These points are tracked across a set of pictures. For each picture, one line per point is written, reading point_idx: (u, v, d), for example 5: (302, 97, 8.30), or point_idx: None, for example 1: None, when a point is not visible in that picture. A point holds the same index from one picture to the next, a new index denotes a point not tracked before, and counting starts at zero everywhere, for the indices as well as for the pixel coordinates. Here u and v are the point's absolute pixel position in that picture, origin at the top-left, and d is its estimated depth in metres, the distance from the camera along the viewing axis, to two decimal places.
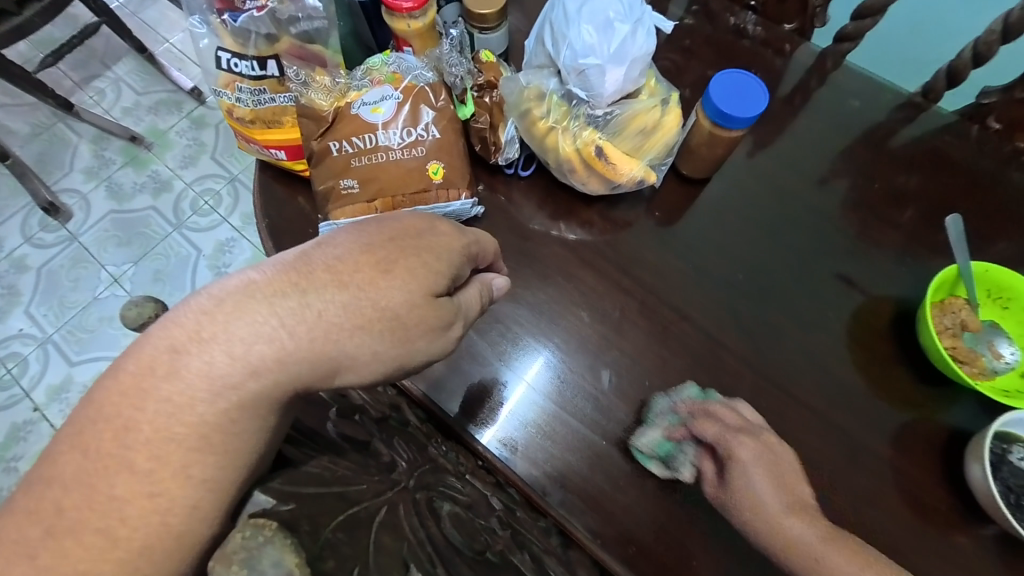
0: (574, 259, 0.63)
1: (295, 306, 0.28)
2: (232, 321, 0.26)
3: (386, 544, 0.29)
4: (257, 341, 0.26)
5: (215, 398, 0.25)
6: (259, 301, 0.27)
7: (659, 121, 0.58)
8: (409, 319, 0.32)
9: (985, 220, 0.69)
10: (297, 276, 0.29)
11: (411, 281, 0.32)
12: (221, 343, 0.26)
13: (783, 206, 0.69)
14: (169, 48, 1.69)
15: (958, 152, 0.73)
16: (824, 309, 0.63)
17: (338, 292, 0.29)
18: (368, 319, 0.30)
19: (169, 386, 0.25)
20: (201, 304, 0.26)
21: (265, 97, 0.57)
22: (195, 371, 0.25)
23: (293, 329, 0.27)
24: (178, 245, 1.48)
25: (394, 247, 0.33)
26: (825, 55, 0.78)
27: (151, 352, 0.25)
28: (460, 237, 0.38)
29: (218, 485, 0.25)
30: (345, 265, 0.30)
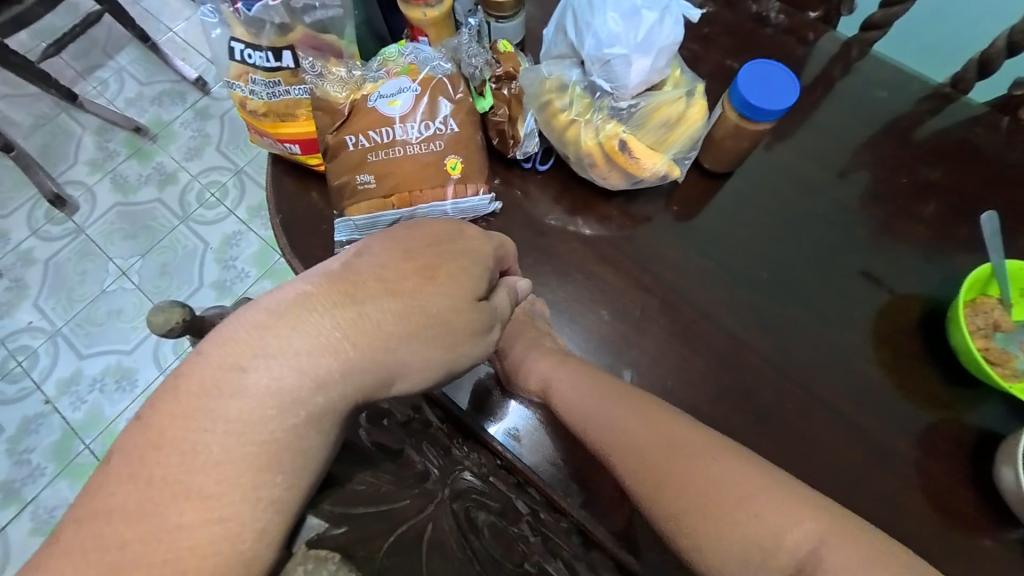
0: (593, 255, 0.61)
1: (352, 316, 0.27)
2: (293, 335, 0.25)
3: (434, 562, 0.31)
4: (319, 354, 0.25)
5: (283, 416, 0.25)
6: (318, 313, 0.26)
7: (684, 112, 0.56)
8: (457, 324, 0.31)
9: (1015, 215, 0.67)
10: (350, 287, 0.27)
11: (455, 287, 0.32)
12: (281, 359, 0.25)
13: (806, 201, 0.67)
14: (172, 37, 1.67)
15: (987, 145, 0.71)
16: (849, 307, 0.61)
17: (390, 301, 0.28)
18: (420, 326, 0.29)
19: (237, 405, 0.24)
20: (255, 319, 0.25)
21: (279, 89, 0.55)
22: (262, 387, 0.24)
23: (350, 339, 0.26)
24: (185, 238, 1.47)
25: (434, 253, 0.32)
26: (850, 44, 0.75)
27: (213, 369, 0.24)
28: (488, 240, 0.38)
29: (285, 506, 0.24)
30: (391, 272, 0.29)
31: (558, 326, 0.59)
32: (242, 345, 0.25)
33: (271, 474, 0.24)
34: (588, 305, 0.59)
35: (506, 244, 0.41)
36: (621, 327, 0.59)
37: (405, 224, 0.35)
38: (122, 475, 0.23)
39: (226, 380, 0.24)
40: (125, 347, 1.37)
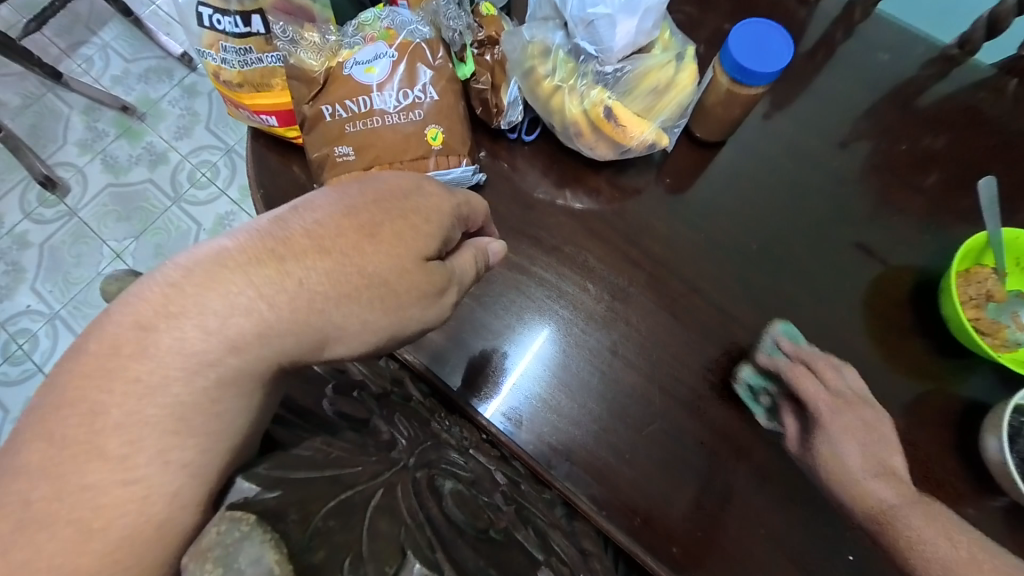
0: (581, 229, 0.60)
1: (273, 275, 0.26)
2: (204, 294, 0.24)
3: (378, 527, 0.25)
4: (233, 313, 0.25)
5: (190, 377, 0.24)
6: (232, 273, 0.25)
7: (673, 79, 0.54)
8: (400, 287, 0.31)
9: (1017, 182, 0.66)
10: (273, 244, 0.27)
11: (399, 247, 0.31)
12: (195, 316, 0.24)
13: (801, 171, 0.65)
14: (155, 11, 1.62)
15: (992, 110, 0.68)
16: (841, 278, 0.60)
17: (319, 259, 0.28)
18: (355, 287, 0.29)
19: (139, 364, 0.23)
20: (172, 278, 0.25)
21: (252, 57, 0.53)
22: (165, 347, 0.23)
23: (272, 300, 0.26)
24: (177, 219, 1.46)
25: (379, 210, 0.31)
26: (854, 4, 0.72)
27: (115, 329, 0.24)
28: (449, 198, 0.36)
29: (200, 471, 0.24)
30: (324, 231, 0.28)
31: (542, 299, 0.58)
32: (149, 302, 0.24)
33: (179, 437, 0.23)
34: (577, 280, 0.58)
35: (468, 198, 0.38)
36: (609, 302, 0.58)
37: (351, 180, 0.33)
38: (56, 455, 0.22)
39: (132, 332, 0.23)
40: None
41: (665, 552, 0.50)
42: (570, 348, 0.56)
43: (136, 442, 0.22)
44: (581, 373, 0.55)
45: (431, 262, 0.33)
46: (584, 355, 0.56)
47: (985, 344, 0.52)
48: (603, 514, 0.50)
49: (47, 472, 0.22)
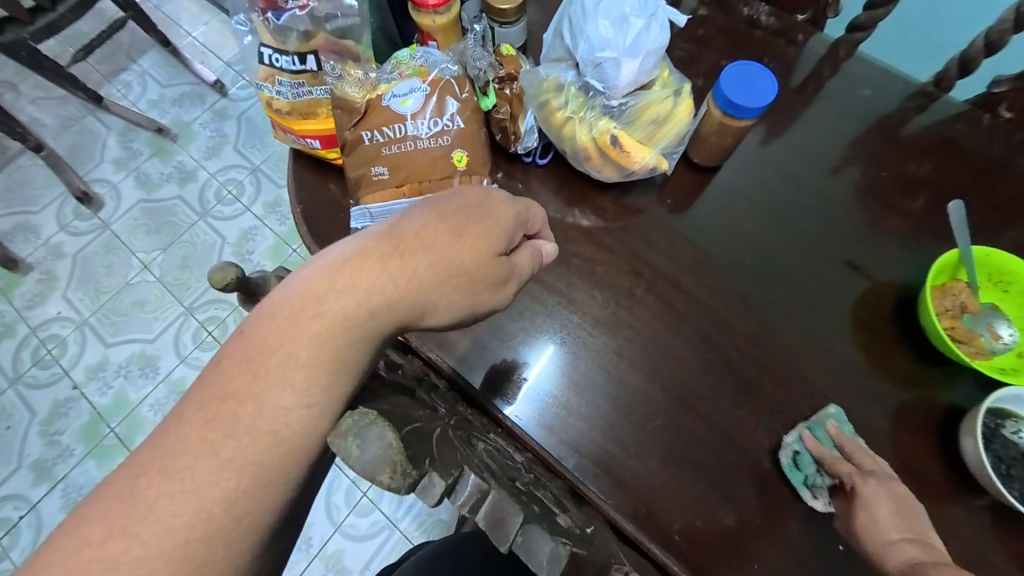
0: (590, 243, 0.66)
1: (396, 265, 0.34)
2: (355, 276, 0.33)
3: (442, 447, 0.30)
4: (373, 291, 0.33)
5: (348, 330, 0.32)
6: (372, 261, 0.34)
7: (672, 111, 0.61)
8: (478, 275, 0.38)
9: (992, 206, 0.71)
10: (395, 243, 0.35)
11: (478, 244, 0.38)
12: (347, 295, 0.32)
13: (792, 195, 0.71)
14: (192, 42, 1.76)
15: (968, 140, 0.74)
16: (829, 291, 0.65)
17: (425, 253, 0.36)
18: (448, 275, 0.36)
19: (316, 321, 0.31)
20: (328, 268, 0.33)
21: (303, 90, 0.60)
22: (335, 311, 0.32)
23: (396, 281, 0.34)
24: (204, 233, 1.55)
25: (463, 215, 0.38)
26: (837, 44, 0.79)
27: (298, 296, 0.32)
28: (514, 206, 0.42)
29: (297, 438, 0.29)
30: (428, 232, 0.36)
31: (553, 307, 0.63)
32: (316, 284, 0.32)
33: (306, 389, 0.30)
34: (583, 288, 0.64)
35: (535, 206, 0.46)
36: (614, 308, 0.63)
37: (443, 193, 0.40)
38: (206, 409, 0.29)
39: (304, 305, 0.32)
40: (149, 336, 1.45)
41: (666, 539, 0.54)
42: (579, 351, 0.61)
43: (293, 388, 0.30)
44: (590, 372, 0.60)
45: (503, 258, 0.40)
46: (592, 357, 0.61)
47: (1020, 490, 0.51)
48: (610, 504, 0.55)
49: (209, 408, 0.30)
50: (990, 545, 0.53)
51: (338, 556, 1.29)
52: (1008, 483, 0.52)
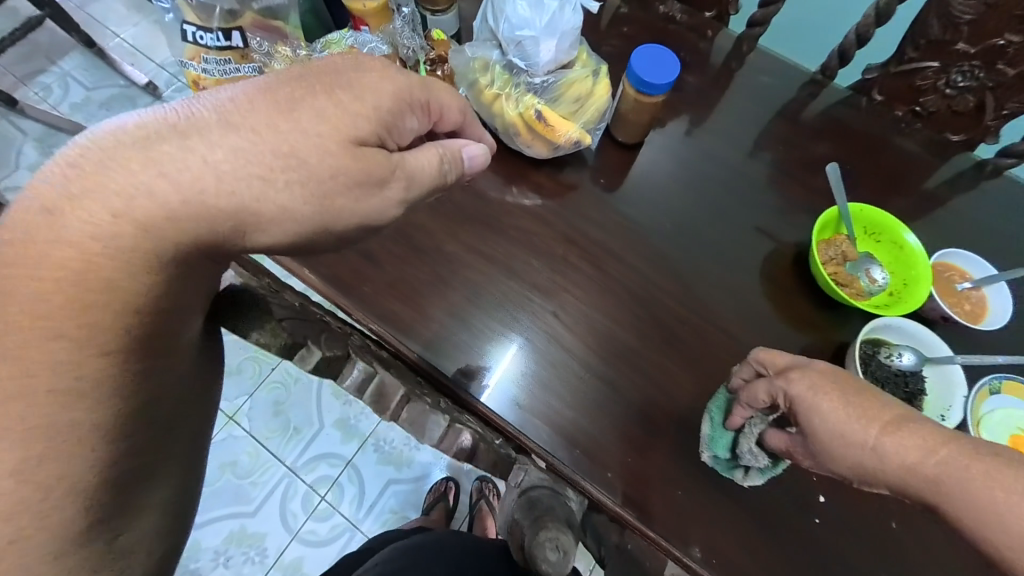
0: (525, 215, 0.70)
1: (182, 149, 0.35)
2: (141, 169, 0.34)
3: None
4: (147, 188, 0.34)
5: (106, 236, 0.34)
6: (155, 150, 0.35)
7: (591, 89, 0.66)
8: (323, 169, 0.39)
9: (875, 174, 0.81)
10: (192, 123, 0.36)
11: (317, 126, 0.38)
12: (129, 192, 0.34)
13: (706, 170, 0.79)
14: (120, 43, 1.68)
15: (854, 119, 0.84)
16: (741, 252, 0.73)
17: (247, 137, 0.36)
18: (272, 168, 0.37)
19: (70, 226, 0.34)
20: (103, 156, 0.35)
21: (231, 67, 0.61)
22: (93, 211, 0.34)
23: (182, 178, 0.35)
24: None
25: (303, 91, 0.39)
26: (741, 39, 0.89)
27: (61, 195, 0.34)
28: (394, 81, 0.42)
29: (80, 342, 0.34)
30: (243, 112, 0.37)
31: (493, 275, 0.66)
32: (70, 178, 0.34)
33: (85, 299, 0.34)
34: (520, 257, 0.68)
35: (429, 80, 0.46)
36: (549, 274, 0.67)
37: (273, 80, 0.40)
38: None
39: (58, 207, 0.34)
40: None
41: (600, 477, 0.57)
42: (518, 315, 0.65)
43: (64, 299, 0.34)
44: (528, 333, 0.64)
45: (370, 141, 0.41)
46: (531, 321, 0.64)
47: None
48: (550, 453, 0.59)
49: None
50: None
51: (297, 564, 1.26)
52: None
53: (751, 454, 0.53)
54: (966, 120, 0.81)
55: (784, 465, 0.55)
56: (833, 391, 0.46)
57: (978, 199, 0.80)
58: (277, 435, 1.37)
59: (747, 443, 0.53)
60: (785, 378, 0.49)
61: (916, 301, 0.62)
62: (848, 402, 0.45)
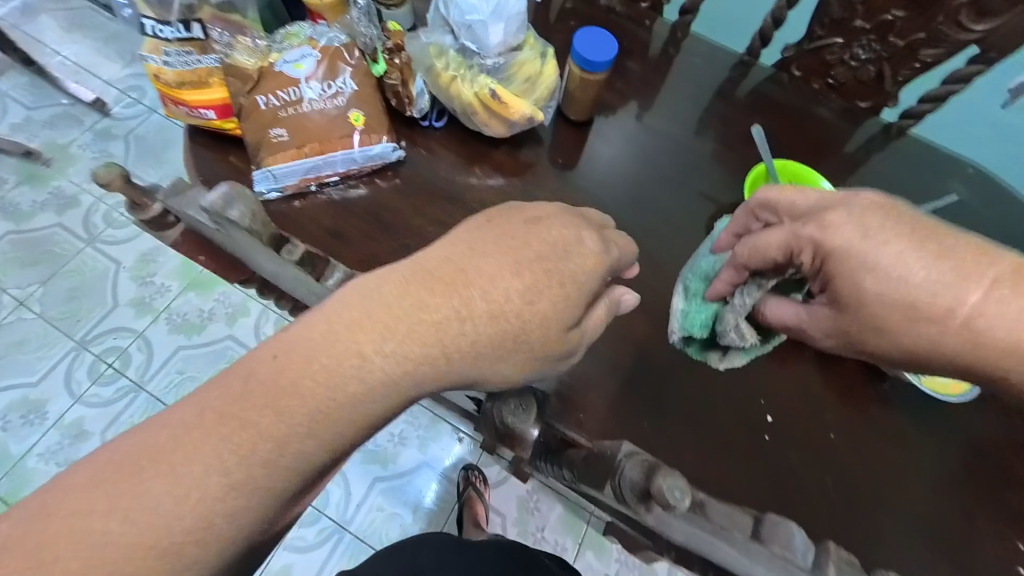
0: (488, 190, 0.75)
1: (447, 296, 0.41)
2: (377, 328, 0.38)
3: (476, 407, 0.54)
4: (409, 346, 0.39)
5: (374, 394, 0.38)
6: (401, 301, 0.40)
7: (540, 70, 0.72)
8: (536, 336, 0.43)
9: (801, 140, 0.90)
10: (451, 281, 0.41)
11: (569, 308, 0.44)
12: (389, 340, 0.38)
13: (652, 142, 0.85)
14: (62, 61, 1.64)
15: (779, 93, 0.94)
16: (687, 214, 0.80)
17: (479, 303, 0.41)
18: (503, 345, 0.42)
19: (347, 377, 0.37)
20: (362, 313, 0.39)
21: (192, 58, 0.63)
22: (385, 354, 0.38)
23: (444, 347, 0.40)
24: (94, 260, 1.53)
25: (534, 251, 0.44)
26: (675, 27, 0.97)
27: (351, 317, 0.39)
28: (600, 254, 0.46)
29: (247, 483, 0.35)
30: (483, 269, 0.42)
31: None
32: (358, 318, 0.38)
33: (266, 446, 0.35)
34: None
35: (607, 226, 0.51)
36: None
37: (553, 213, 0.47)
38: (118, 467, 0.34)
39: (350, 326, 0.38)
40: (32, 379, 1.39)
41: (571, 419, 0.62)
42: None
43: (262, 440, 0.35)
44: None
45: (571, 298, 0.44)
46: None
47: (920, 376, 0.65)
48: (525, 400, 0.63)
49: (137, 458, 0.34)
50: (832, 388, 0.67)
51: (285, 571, 1.24)
52: None
53: (735, 330, 0.56)
54: (869, 88, 0.91)
55: (772, 344, 0.60)
56: (891, 232, 0.46)
57: (892, 156, 0.90)
58: None
59: (733, 319, 0.56)
60: (823, 220, 0.48)
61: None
62: (925, 248, 0.45)
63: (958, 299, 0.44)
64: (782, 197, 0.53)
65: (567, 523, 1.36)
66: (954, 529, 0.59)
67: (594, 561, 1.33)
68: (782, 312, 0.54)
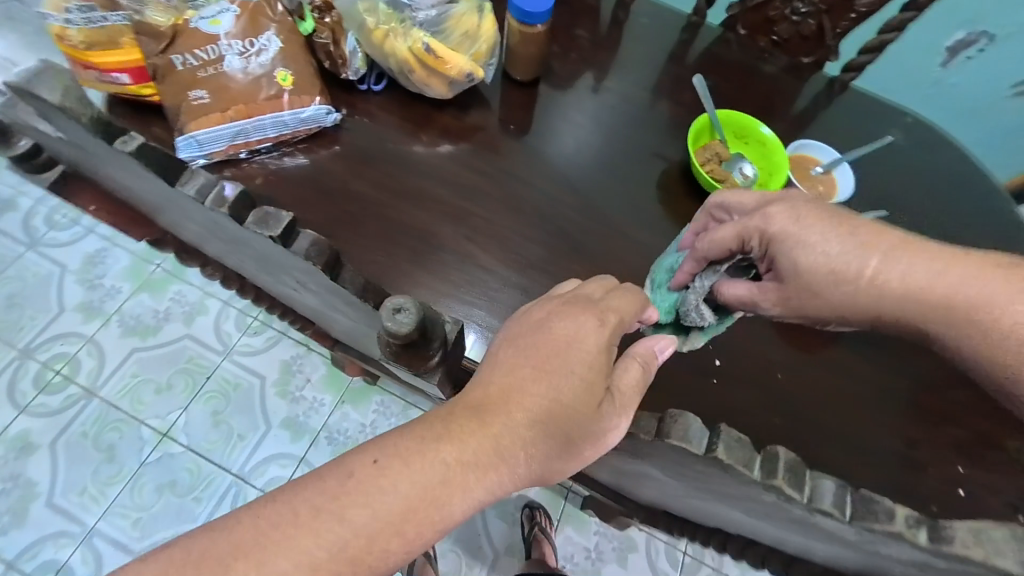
0: (432, 153, 0.72)
1: (488, 419, 0.41)
2: (423, 448, 0.39)
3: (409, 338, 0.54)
4: (445, 458, 0.39)
5: (441, 509, 0.38)
6: (450, 432, 0.40)
7: (479, 25, 0.69)
8: (577, 428, 0.42)
9: (750, 96, 0.91)
10: (484, 399, 0.41)
11: (599, 387, 0.43)
12: (446, 457, 0.39)
13: (604, 100, 0.83)
14: None
15: (726, 51, 0.94)
16: (643, 168, 0.77)
17: (514, 410, 0.41)
18: (546, 442, 0.41)
19: (409, 480, 0.38)
20: (413, 437, 0.39)
21: (96, 15, 0.58)
22: (436, 464, 0.39)
23: (494, 465, 0.40)
24: (35, 265, 1.44)
25: (549, 345, 0.43)
26: None
27: (409, 436, 0.39)
28: (616, 324, 0.46)
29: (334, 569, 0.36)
30: (515, 376, 0.42)
31: (405, 209, 0.67)
32: (415, 438, 0.39)
33: (352, 532, 0.37)
34: (432, 191, 0.69)
35: (622, 286, 0.50)
36: (460, 202, 0.69)
37: (555, 309, 0.46)
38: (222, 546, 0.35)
39: (408, 449, 0.39)
40: None
41: None
42: (437, 242, 0.66)
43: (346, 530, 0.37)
44: (445, 260, 0.65)
45: (597, 384, 0.43)
46: (449, 248, 0.66)
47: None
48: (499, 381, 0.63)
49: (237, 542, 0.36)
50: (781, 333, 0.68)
51: None
52: None
53: (697, 310, 0.55)
54: (811, 44, 0.92)
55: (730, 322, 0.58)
56: (895, 244, 0.50)
57: (837, 110, 0.91)
58: (219, 446, 1.32)
59: (694, 300, 0.55)
60: (767, 215, 0.52)
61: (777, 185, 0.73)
62: (927, 255, 0.49)
63: (928, 288, 0.48)
64: (732, 197, 0.56)
65: (546, 499, 1.37)
66: (904, 460, 0.60)
67: (573, 534, 1.34)
68: (740, 291, 0.55)
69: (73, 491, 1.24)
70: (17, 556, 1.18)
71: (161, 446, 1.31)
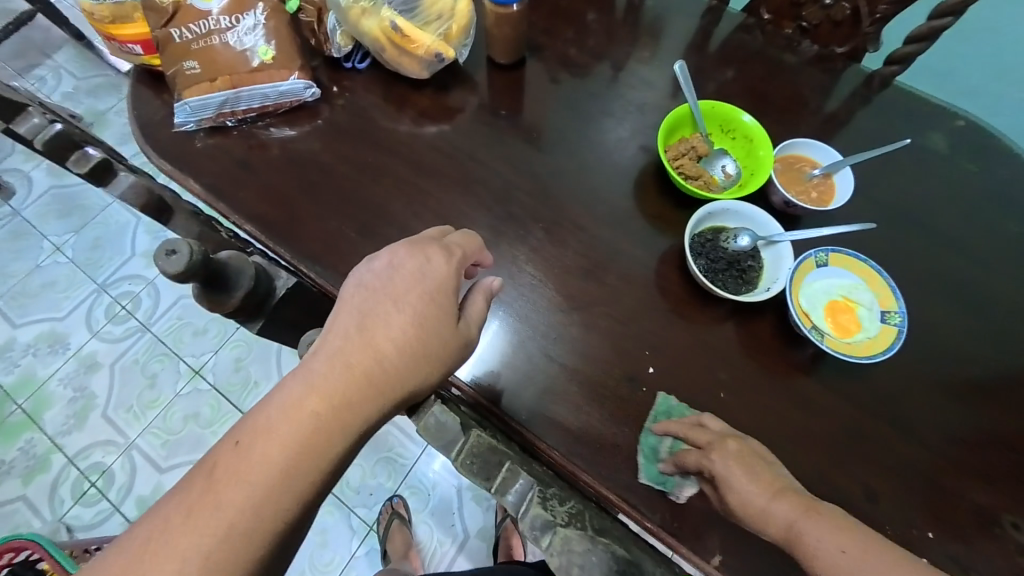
0: (399, 130, 0.74)
1: (309, 386, 0.41)
2: (255, 440, 0.38)
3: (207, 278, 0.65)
4: (281, 442, 0.39)
5: (286, 484, 0.38)
6: (272, 419, 0.39)
7: (452, 6, 0.70)
8: (404, 359, 0.44)
9: (762, 87, 0.82)
10: (309, 376, 0.42)
11: (425, 319, 0.45)
12: (268, 445, 0.38)
13: (590, 85, 0.79)
14: None
15: (743, 38, 0.85)
16: (614, 158, 0.73)
17: (338, 370, 0.42)
18: (373, 381, 0.43)
19: (246, 472, 0.37)
20: (235, 441, 0.39)
21: None
22: (266, 452, 0.38)
23: (320, 423, 0.40)
24: (117, 214, 1.69)
25: (374, 295, 0.46)
26: None
27: (233, 445, 0.39)
28: (445, 266, 0.48)
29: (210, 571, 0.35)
30: (338, 338, 0.43)
31: (363, 182, 0.70)
32: (241, 439, 0.39)
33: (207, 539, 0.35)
34: (391, 166, 0.71)
35: (448, 234, 0.52)
36: (417, 179, 0.71)
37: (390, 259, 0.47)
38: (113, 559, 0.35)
39: (231, 454, 0.38)
40: (58, 315, 1.57)
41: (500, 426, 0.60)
42: (385, 216, 0.68)
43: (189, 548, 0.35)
44: (391, 233, 0.67)
45: (428, 317, 0.46)
46: (397, 222, 0.68)
47: (823, 336, 0.61)
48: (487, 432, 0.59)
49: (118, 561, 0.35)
50: (733, 346, 0.63)
51: None
52: (720, 276, 0.64)
53: None
54: (844, 29, 0.81)
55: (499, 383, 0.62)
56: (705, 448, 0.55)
57: (866, 108, 0.79)
58: (237, 389, 1.48)
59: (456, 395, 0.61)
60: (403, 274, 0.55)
61: (759, 185, 0.68)
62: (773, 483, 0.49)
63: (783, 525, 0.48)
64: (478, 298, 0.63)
65: None
66: None
67: None
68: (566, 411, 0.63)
69: (121, 408, 1.46)
70: (76, 453, 1.42)
71: (192, 381, 1.49)
